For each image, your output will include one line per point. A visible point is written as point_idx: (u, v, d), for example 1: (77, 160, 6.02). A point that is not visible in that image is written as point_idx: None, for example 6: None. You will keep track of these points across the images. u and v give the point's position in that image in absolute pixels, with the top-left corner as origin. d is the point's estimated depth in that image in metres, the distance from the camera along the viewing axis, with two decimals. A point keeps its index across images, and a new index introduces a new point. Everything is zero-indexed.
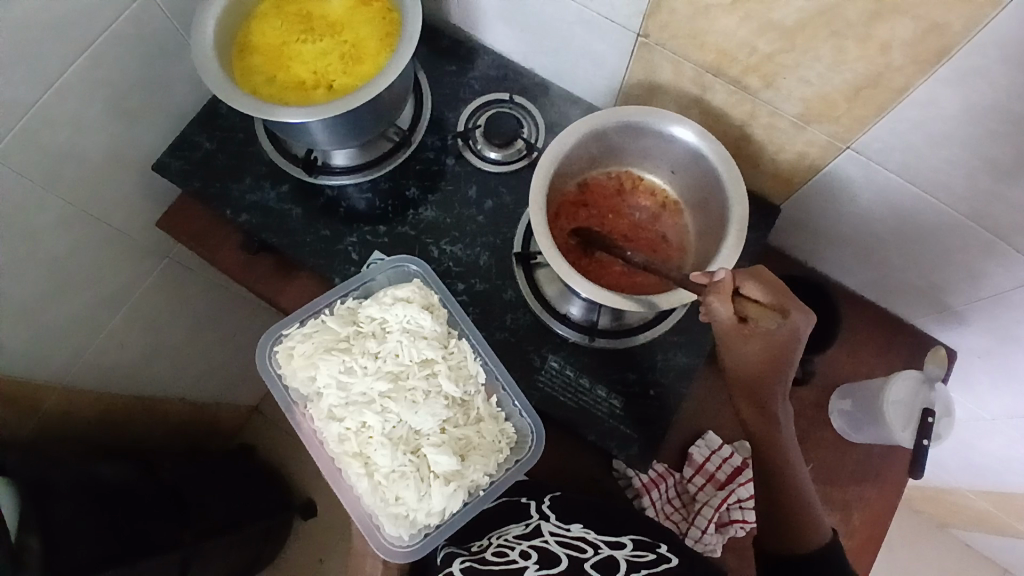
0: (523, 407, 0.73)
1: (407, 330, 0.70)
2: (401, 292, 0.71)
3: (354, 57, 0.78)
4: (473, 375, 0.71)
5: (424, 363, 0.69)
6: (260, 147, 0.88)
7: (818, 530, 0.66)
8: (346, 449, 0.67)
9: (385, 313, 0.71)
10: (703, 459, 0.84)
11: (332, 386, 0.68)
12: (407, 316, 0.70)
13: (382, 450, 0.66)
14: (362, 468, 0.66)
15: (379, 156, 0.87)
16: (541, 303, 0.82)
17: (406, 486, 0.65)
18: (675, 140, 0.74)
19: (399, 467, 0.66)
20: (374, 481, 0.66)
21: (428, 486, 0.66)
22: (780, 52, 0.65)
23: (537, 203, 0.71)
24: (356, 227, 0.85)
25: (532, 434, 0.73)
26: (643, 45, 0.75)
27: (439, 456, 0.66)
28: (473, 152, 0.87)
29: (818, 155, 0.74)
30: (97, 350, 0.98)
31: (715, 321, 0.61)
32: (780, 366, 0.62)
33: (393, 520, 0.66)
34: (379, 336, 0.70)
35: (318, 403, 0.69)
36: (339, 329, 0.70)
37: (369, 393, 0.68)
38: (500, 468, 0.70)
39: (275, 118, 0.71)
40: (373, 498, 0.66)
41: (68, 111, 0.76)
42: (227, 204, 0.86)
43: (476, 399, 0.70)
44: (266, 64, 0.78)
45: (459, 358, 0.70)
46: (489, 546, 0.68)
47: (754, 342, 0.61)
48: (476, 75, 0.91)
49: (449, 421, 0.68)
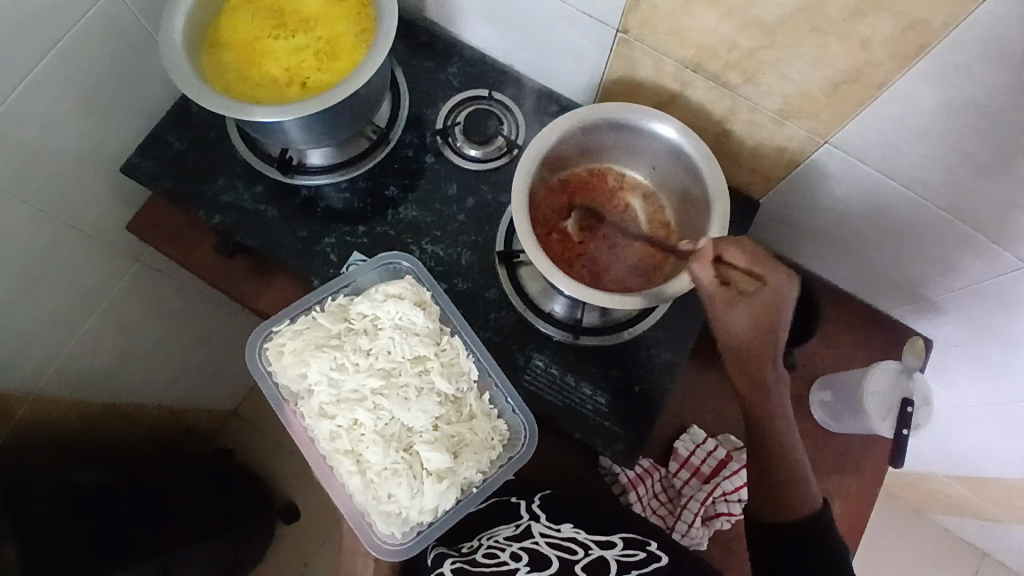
0: (516, 404, 0.72)
1: (399, 327, 0.69)
2: (393, 288, 0.70)
3: (329, 54, 0.77)
4: (466, 372, 0.70)
5: (416, 359, 0.68)
6: (233, 147, 0.86)
7: (803, 502, 0.67)
8: (337, 447, 0.66)
9: (376, 309, 0.69)
10: (688, 454, 0.84)
11: (323, 383, 0.67)
12: (398, 313, 0.69)
13: (375, 448, 0.65)
14: (353, 466, 0.65)
15: (356, 155, 0.85)
16: (524, 301, 0.81)
17: (399, 484, 0.65)
18: (658, 136, 0.74)
19: (391, 464, 0.65)
20: (365, 479, 0.65)
21: (421, 483, 0.65)
22: (761, 48, 0.65)
23: (519, 202, 0.70)
24: (335, 227, 0.84)
25: (525, 433, 0.72)
26: (624, 40, 0.74)
27: (431, 453, 0.65)
28: (453, 150, 0.86)
29: (798, 150, 0.74)
30: (69, 357, 0.95)
31: (700, 288, 0.63)
32: (769, 332, 0.62)
33: (384, 518, 0.66)
34: (370, 333, 0.69)
35: (309, 400, 0.67)
36: (330, 326, 0.69)
37: (361, 390, 0.67)
38: (493, 465, 0.70)
39: (248, 117, 0.69)
40: (365, 496, 0.66)
41: (33, 112, 0.73)
42: (201, 205, 0.84)
43: (468, 397, 0.69)
44: (238, 61, 0.76)
45: (451, 355, 0.69)
46: (478, 548, 0.69)
47: (738, 312, 0.62)
48: (454, 71, 0.90)
49: (441, 418, 0.67)
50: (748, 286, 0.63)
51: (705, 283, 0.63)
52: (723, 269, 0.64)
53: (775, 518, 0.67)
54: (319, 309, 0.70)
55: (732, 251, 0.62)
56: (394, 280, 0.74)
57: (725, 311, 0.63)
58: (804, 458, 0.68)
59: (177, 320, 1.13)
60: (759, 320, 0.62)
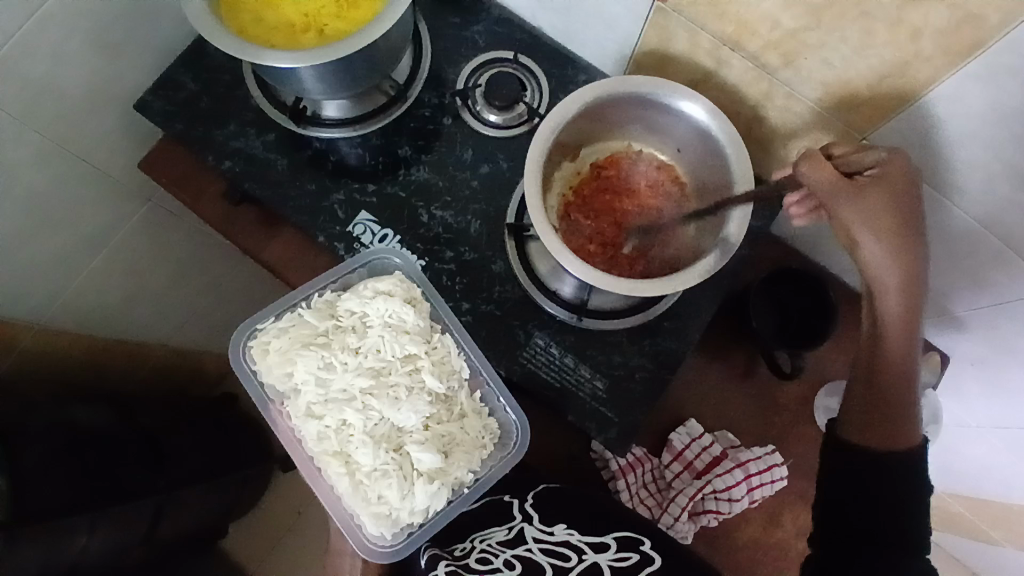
0: (507, 403, 0.72)
1: (389, 324, 0.67)
2: (382, 285, 0.69)
3: (349, 1, 0.73)
4: (457, 370, 0.69)
5: (406, 358, 0.67)
6: (248, 93, 0.83)
7: (908, 436, 0.61)
8: (325, 448, 0.65)
9: (365, 306, 0.68)
10: (682, 447, 0.82)
11: (310, 383, 0.66)
12: (388, 310, 0.67)
13: (364, 448, 0.64)
14: (342, 467, 0.64)
15: (372, 111, 0.82)
16: (530, 277, 0.79)
17: (389, 485, 0.64)
18: (684, 116, 0.70)
19: (381, 465, 0.64)
20: (355, 480, 0.65)
21: (412, 484, 0.64)
22: (804, 30, 0.61)
23: (532, 175, 0.67)
24: (344, 184, 0.81)
25: (516, 429, 0.71)
26: (659, 10, 0.70)
27: (421, 453, 0.64)
28: (471, 113, 0.83)
29: (832, 144, 0.70)
30: (76, 291, 0.95)
31: (820, 181, 0.58)
32: (909, 207, 0.56)
33: (374, 520, 0.65)
34: (359, 331, 0.67)
35: (296, 400, 0.66)
36: (317, 323, 0.67)
37: (349, 390, 0.66)
38: (483, 464, 0.69)
39: (261, 61, 0.67)
40: (355, 498, 0.65)
41: (46, 39, 0.71)
42: (211, 149, 0.82)
43: (459, 395, 0.68)
44: (255, 1, 0.73)
45: (442, 353, 0.68)
46: (470, 550, 0.68)
47: (873, 192, 0.56)
48: (480, 30, 0.86)
49: (432, 417, 0.66)
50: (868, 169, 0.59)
51: (822, 175, 0.58)
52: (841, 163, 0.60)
53: (866, 448, 0.62)
54: (305, 308, 0.69)
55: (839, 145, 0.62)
56: (383, 276, 0.72)
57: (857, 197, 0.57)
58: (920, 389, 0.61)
59: (184, 262, 1.12)
60: (886, 194, 0.56)
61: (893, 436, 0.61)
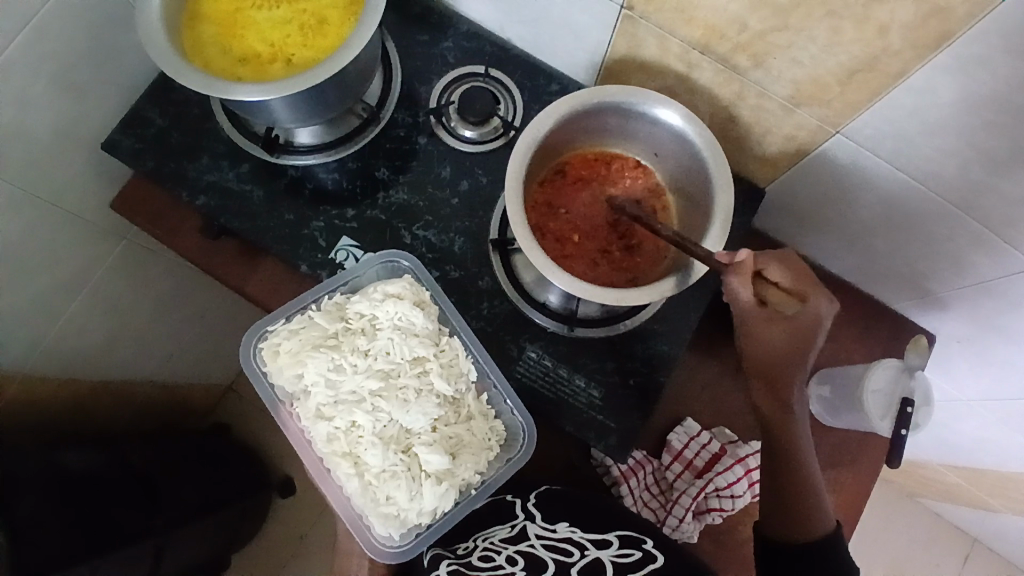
0: (514, 405, 0.71)
1: (398, 327, 0.66)
2: (392, 288, 0.68)
3: (315, 28, 0.72)
4: (465, 373, 0.68)
5: (415, 360, 0.66)
6: (218, 124, 0.82)
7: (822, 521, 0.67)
8: (335, 449, 0.64)
9: (375, 309, 0.67)
10: (682, 446, 0.83)
11: (320, 384, 0.64)
12: (397, 313, 0.66)
13: (373, 450, 0.63)
14: (351, 468, 0.64)
15: (345, 135, 0.81)
16: (518, 290, 0.79)
17: (398, 486, 0.63)
18: (661, 122, 0.70)
19: (390, 467, 0.64)
20: (364, 481, 0.64)
21: (421, 485, 0.64)
22: (773, 31, 0.61)
23: (513, 190, 0.67)
24: (323, 210, 0.81)
25: (524, 432, 0.71)
26: (627, 18, 0.70)
27: (430, 455, 0.64)
28: (446, 131, 0.82)
29: (807, 139, 0.71)
30: (58, 335, 0.93)
31: (737, 300, 0.64)
32: (802, 353, 0.63)
33: (382, 521, 0.64)
34: (369, 333, 0.66)
35: (305, 401, 0.65)
36: (327, 325, 0.66)
37: (359, 391, 0.65)
38: (491, 466, 0.69)
39: (229, 96, 0.66)
40: (364, 499, 0.64)
41: (7, 89, 0.70)
42: (185, 185, 0.80)
43: (467, 397, 0.67)
44: (218, 34, 0.71)
45: (451, 356, 0.67)
46: (474, 549, 0.70)
47: (776, 327, 0.63)
48: (449, 46, 0.85)
49: (440, 419, 0.66)
50: (786, 303, 0.64)
51: (744, 297, 0.63)
52: (762, 287, 0.65)
53: (784, 533, 0.67)
54: (314, 309, 0.68)
55: (774, 267, 0.64)
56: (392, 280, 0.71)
57: (763, 329, 0.63)
58: (819, 482, 0.68)
59: (166, 298, 1.10)
60: (781, 343, 0.63)
61: (808, 525, 0.66)
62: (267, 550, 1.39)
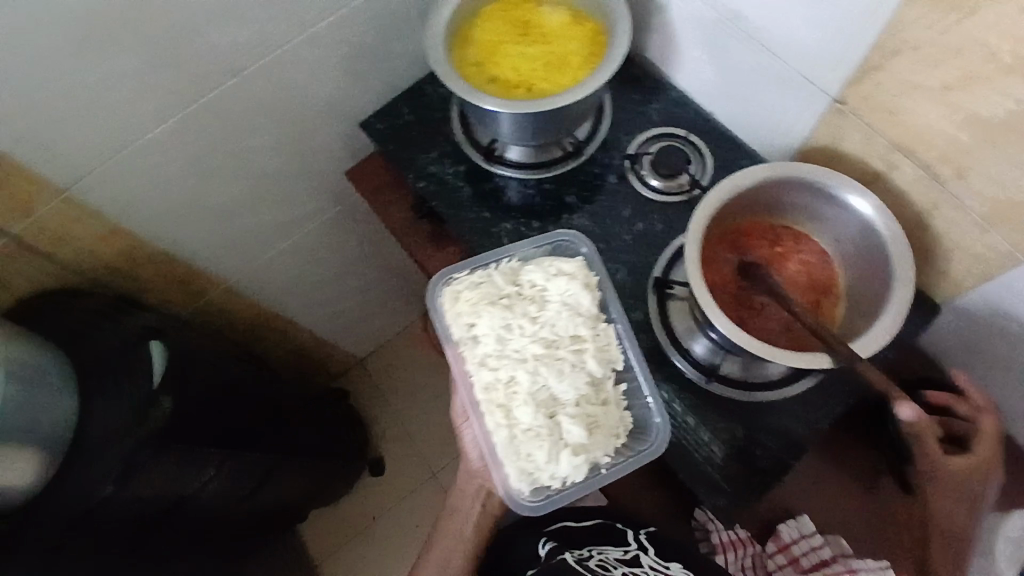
0: (653, 400, 0.75)
1: (566, 304, 0.72)
2: (566, 267, 0.75)
3: (556, 68, 0.86)
4: (613, 360, 0.72)
5: (575, 337, 0.71)
6: (450, 128, 0.97)
7: None
8: (491, 398, 0.70)
9: (548, 283, 0.73)
10: (791, 540, 0.81)
11: (490, 337, 0.70)
12: (567, 291, 0.73)
13: (526, 408, 0.68)
14: (502, 418, 0.69)
15: (550, 160, 0.93)
16: (667, 333, 0.83)
17: (540, 446, 0.68)
18: (850, 210, 0.74)
19: (536, 427, 0.68)
20: (511, 433, 0.69)
21: (560, 451, 0.68)
22: (981, 147, 0.64)
23: (696, 232, 0.73)
24: (512, 217, 0.92)
25: (657, 429, 0.74)
26: (837, 111, 0.75)
27: (573, 426, 0.68)
28: (637, 176, 0.91)
29: (998, 261, 0.70)
30: (263, 263, 1.12)
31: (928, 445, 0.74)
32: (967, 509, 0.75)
33: (518, 474, 0.70)
34: (538, 303, 0.72)
35: (473, 348, 0.71)
36: (504, 287, 0.73)
37: (522, 352, 0.70)
38: (621, 455, 0.72)
39: (477, 103, 0.80)
40: (507, 450, 0.69)
41: (309, 60, 0.87)
42: (412, 168, 0.96)
43: (609, 383, 0.72)
44: (479, 56, 0.87)
45: (605, 341, 0.72)
46: (589, 556, 0.71)
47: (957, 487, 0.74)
48: (657, 107, 0.95)
49: (586, 397, 0.70)
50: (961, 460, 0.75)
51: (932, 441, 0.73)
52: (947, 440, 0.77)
53: None
54: (494, 269, 0.76)
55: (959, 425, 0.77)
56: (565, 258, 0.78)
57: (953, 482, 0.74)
58: None
59: (348, 265, 1.28)
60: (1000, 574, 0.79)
61: None
62: (341, 518, 1.48)
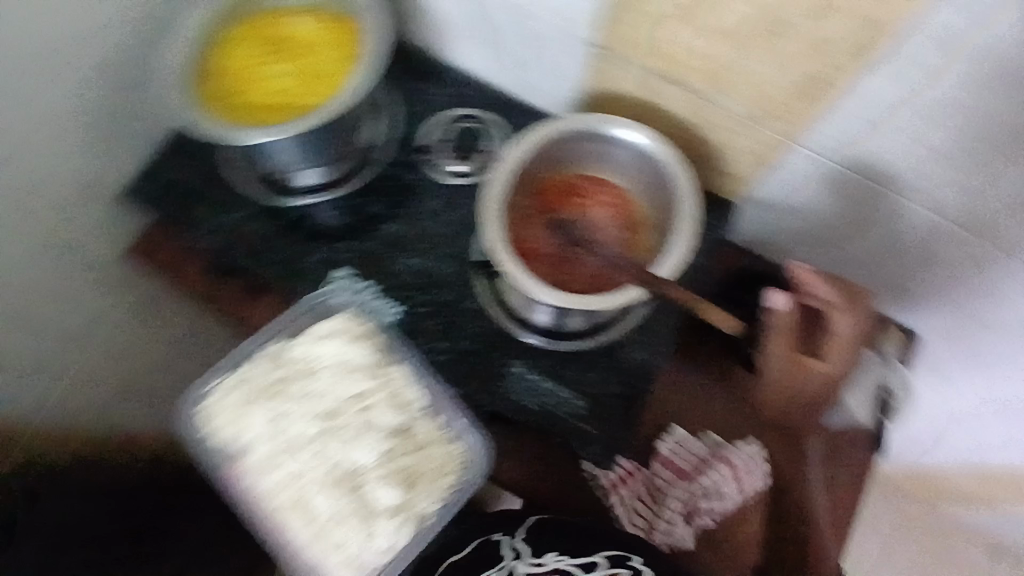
0: (465, 427, 0.72)
1: (337, 368, 0.73)
2: (326, 329, 0.74)
3: (314, 80, 0.80)
4: (410, 403, 0.72)
5: (355, 398, 0.72)
6: (228, 172, 0.89)
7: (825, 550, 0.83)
8: (285, 497, 0.69)
9: (313, 352, 0.73)
10: (670, 455, 0.85)
11: (266, 434, 0.70)
12: (337, 352, 0.73)
13: (323, 489, 0.68)
14: (302, 512, 0.68)
15: (343, 174, 0.87)
16: (506, 313, 0.82)
17: (350, 526, 0.67)
18: (627, 143, 0.75)
19: (340, 507, 0.68)
20: (318, 527, 0.68)
21: (375, 522, 0.68)
22: (726, 54, 0.66)
23: (495, 220, 0.71)
24: (319, 245, 0.86)
25: (482, 452, 0.72)
26: (598, 53, 0.75)
27: (381, 490, 0.68)
28: (431, 167, 0.88)
29: (772, 152, 0.74)
30: None
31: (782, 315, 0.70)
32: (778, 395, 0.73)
33: (339, 565, 0.67)
34: (309, 378, 0.73)
35: (252, 454, 0.70)
36: (267, 376, 0.72)
37: (305, 435, 0.70)
38: (449, 493, 0.70)
39: (234, 142, 0.73)
40: (318, 545, 0.68)
41: (29, 145, 0.74)
42: (196, 228, 0.88)
43: (414, 427, 0.72)
44: (227, 89, 0.79)
45: (393, 389, 0.72)
46: None
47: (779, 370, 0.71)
48: (437, 89, 0.92)
49: (389, 453, 0.70)
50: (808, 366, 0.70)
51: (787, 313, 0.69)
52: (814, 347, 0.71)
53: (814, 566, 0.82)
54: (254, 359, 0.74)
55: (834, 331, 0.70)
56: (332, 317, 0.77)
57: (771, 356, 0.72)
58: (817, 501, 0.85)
59: None
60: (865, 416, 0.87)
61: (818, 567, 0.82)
62: None
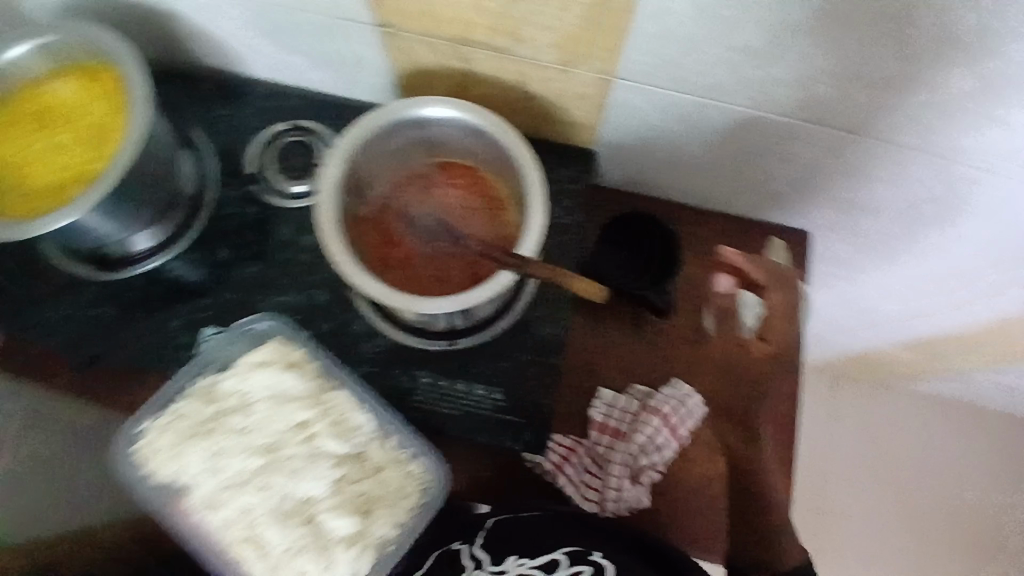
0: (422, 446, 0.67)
1: (273, 396, 0.68)
2: (258, 357, 0.69)
3: (100, 140, 0.73)
4: (358, 426, 0.67)
5: (300, 425, 0.67)
6: (55, 262, 0.81)
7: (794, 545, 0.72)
8: (233, 537, 0.64)
9: (244, 384, 0.68)
10: (604, 419, 0.83)
11: (205, 474, 0.65)
12: (268, 381, 0.68)
13: (271, 527, 0.64)
14: (254, 552, 0.63)
15: (179, 225, 0.81)
16: (404, 329, 0.78)
17: (306, 560, 0.63)
18: (450, 122, 0.71)
19: (293, 542, 0.64)
20: (271, 565, 0.63)
21: (333, 553, 0.64)
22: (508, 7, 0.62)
23: (332, 244, 0.66)
24: (176, 309, 0.79)
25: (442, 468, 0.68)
26: (389, 34, 0.70)
27: (336, 520, 0.64)
28: (273, 194, 0.82)
29: (599, 92, 0.71)
30: None
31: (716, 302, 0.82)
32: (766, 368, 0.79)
33: None
34: (243, 411, 0.67)
35: (194, 495, 0.65)
36: (201, 412, 0.67)
37: (244, 472, 0.65)
38: (411, 518, 0.66)
39: (28, 234, 0.67)
40: None
41: None
42: (36, 328, 0.79)
43: (368, 450, 0.67)
44: (17, 178, 0.73)
45: (337, 411, 0.67)
46: None
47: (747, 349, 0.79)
48: (252, 110, 0.85)
49: (343, 480, 0.65)
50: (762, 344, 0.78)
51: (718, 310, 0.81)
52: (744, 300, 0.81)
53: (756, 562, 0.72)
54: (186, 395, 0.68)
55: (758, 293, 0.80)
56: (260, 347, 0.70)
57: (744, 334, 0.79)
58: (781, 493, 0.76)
59: None
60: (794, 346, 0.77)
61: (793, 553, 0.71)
62: None
